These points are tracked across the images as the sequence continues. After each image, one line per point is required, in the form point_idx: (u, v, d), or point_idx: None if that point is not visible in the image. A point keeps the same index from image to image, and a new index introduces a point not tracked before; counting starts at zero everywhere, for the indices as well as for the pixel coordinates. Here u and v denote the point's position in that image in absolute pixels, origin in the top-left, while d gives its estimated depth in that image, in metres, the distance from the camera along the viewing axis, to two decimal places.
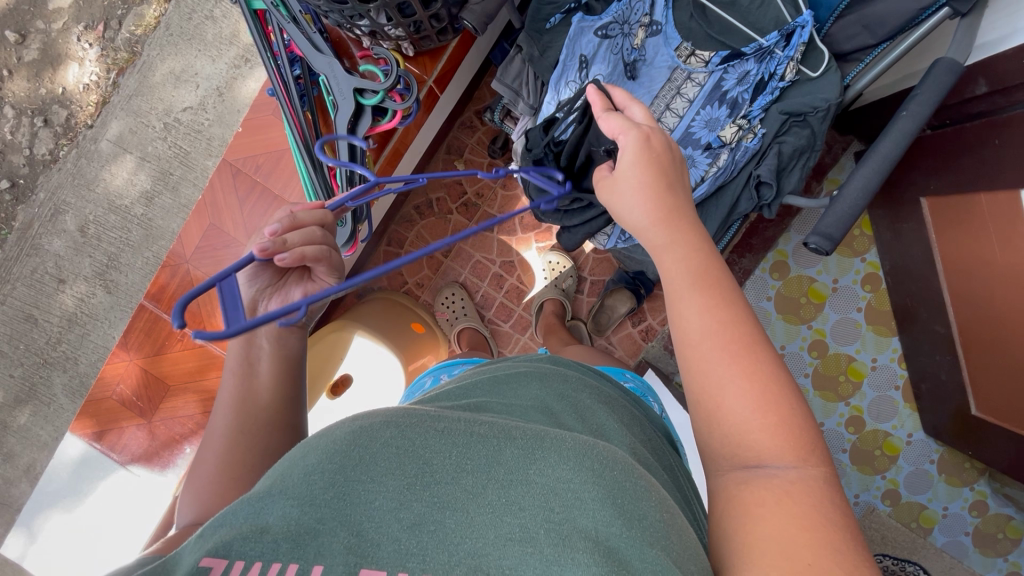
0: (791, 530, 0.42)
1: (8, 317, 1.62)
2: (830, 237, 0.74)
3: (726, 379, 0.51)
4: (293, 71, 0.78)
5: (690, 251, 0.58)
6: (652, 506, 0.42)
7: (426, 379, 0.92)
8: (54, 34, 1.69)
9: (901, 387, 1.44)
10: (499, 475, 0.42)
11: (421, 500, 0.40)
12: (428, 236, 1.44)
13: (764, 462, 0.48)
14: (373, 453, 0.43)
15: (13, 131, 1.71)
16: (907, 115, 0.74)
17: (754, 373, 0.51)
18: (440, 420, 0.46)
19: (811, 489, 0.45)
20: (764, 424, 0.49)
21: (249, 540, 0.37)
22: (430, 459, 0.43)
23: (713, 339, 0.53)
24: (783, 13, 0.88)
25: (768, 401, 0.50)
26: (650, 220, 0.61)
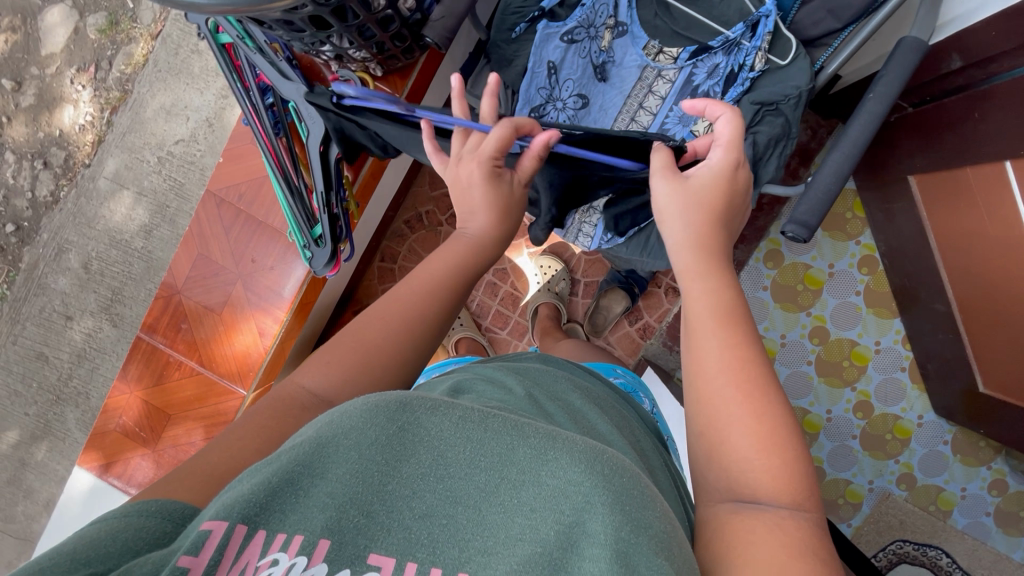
0: (781, 554, 0.43)
1: (20, 356, 1.67)
2: (806, 225, 0.74)
3: (734, 416, 0.51)
4: (264, 100, 0.80)
5: (710, 288, 0.59)
6: (657, 516, 0.41)
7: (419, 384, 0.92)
8: (49, 79, 1.74)
9: (907, 368, 1.41)
10: (511, 474, 0.42)
11: (433, 492, 0.41)
12: (421, 249, 1.45)
13: (758, 499, 0.48)
14: (388, 435, 0.43)
15: (15, 175, 1.76)
16: (874, 97, 0.73)
17: (762, 415, 0.51)
18: (455, 407, 0.45)
19: (803, 528, 0.46)
20: (765, 466, 0.49)
21: (262, 510, 0.39)
22: (445, 451, 0.43)
23: (731, 375, 0.53)
24: (746, 3, 0.89)
25: (774, 441, 0.50)
26: (689, 257, 0.61)
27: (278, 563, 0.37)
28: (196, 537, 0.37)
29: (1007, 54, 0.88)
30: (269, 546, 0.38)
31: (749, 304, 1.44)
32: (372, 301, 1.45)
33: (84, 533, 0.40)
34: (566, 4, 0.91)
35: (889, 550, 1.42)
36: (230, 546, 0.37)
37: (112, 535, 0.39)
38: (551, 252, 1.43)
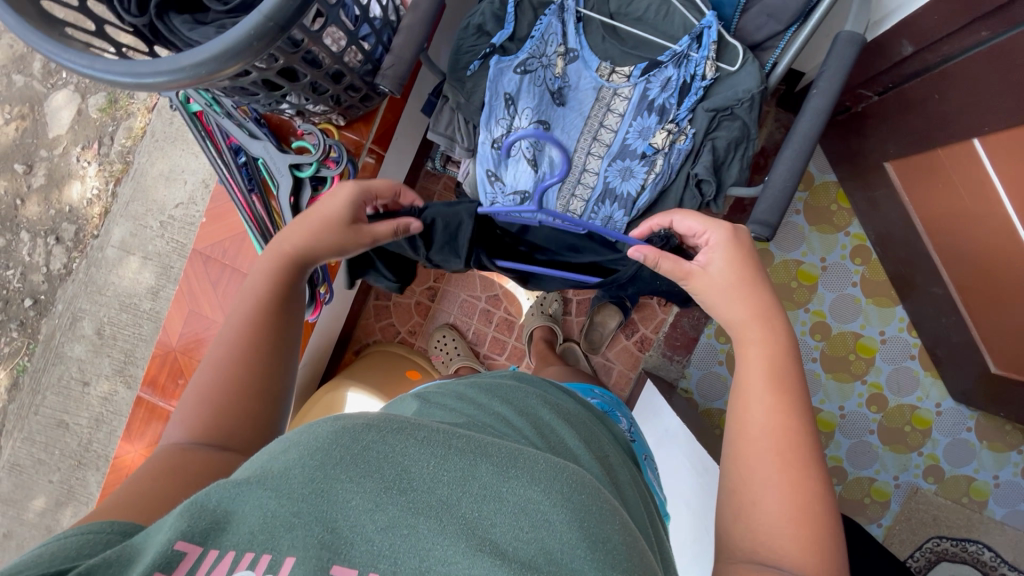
0: None
1: (42, 425, 1.73)
2: (768, 224, 0.74)
3: (773, 478, 0.51)
4: (237, 158, 0.85)
5: (766, 348, 0.59)
6: (616, 528, 0.42)
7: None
8: (57, 159, 1.85)
9: (917, 356, 1.37)
10: (474, 489, 0.42)
11: (396, 504, 0.40)
12: (413, 284, 1.48)
13: (779, 564, 0.48)
14: (352, 454, 0.42)
15: (30, 252, 1.85)
16: (819, 92, 0.74)
17: (797, 483, 0.51)
18: (420, 427, 0.45)
19: None
20: (794, 534, 0.49)
21: (215, 529, 0.38)
22: (408, 466, 0.42)
23: (773, 440, 0.53)
24: (688, 17, 0.90)
25: (806, 512, 0.50)
26: (744, 326, 0.62)
27: None
28: (168, 555, 0.35)
29: (956, 35, 0.89)
30: (238, 564, 0.36)
31: None
32: (370, 339, 1.48)
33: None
34: (516, 38, 0.93)
35: (927, 549, 1.35)
36: (200, 570, 0.35)
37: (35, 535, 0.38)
38: None
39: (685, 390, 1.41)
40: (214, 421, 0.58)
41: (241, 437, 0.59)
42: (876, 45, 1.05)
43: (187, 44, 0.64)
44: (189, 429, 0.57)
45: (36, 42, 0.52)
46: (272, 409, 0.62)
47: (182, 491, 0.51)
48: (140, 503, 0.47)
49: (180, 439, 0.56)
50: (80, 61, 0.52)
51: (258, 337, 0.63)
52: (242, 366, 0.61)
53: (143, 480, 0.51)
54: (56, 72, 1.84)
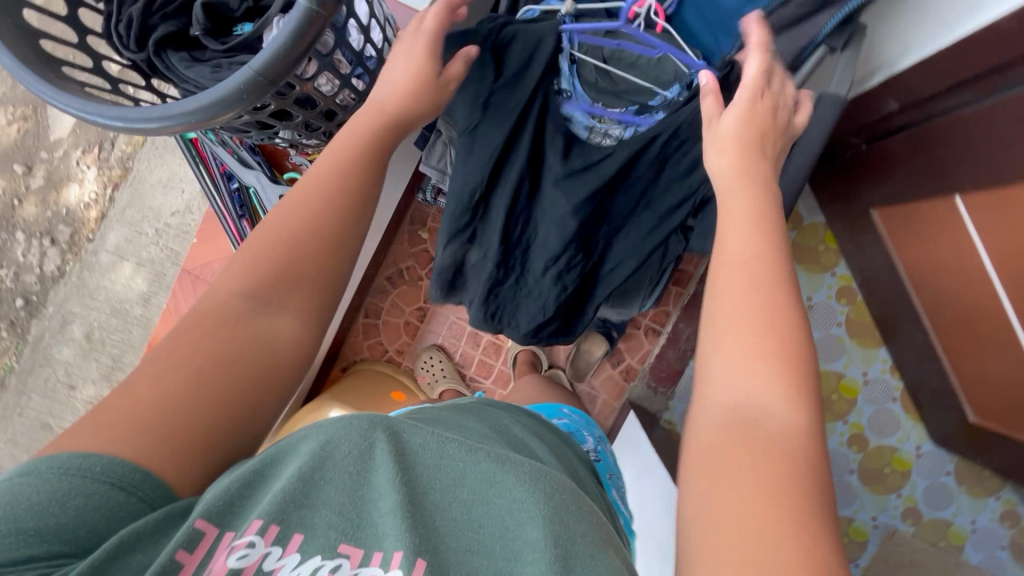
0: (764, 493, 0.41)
1: (26, 427, 1.73)
2: None
3: (742, 346, 0.48)
4: (230, 185, 0.86)
5: (753, 234, 0.54)
6: (589, 525, 0.46)
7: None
8: (56, 161, 1.86)
9: (899, 399, 1.39)
10: (464, 493, 0.46)
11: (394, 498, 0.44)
12: (403, 303, 1.49)
13: (767, 423, 0.44)
14: (357, 451, 0.46)
15: (25, 253, 1.86)
16: (801, 151, 0.75)
17: (782, 360, 0.47)
18: (417, 432, 0.49)
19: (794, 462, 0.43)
20: (777, 394, 0.46)
21: (229, 511, 0.43)
22: (407, 468, 0.47)
23: (745, 308, 0.49)
24: (679, 65, 0.90)
25: (792, 383, 0.46)
26: (752, 213, 0.55)
27: (254, 546, 0.41)
28: (191, 533, 0.41)
29: (940, 95, 0.91)
30: (248, 529, 0.42)
31: None
32: (357, 357, 1.49)
33: (21, 492, 0.41)
34: None
35: None
36: (218, 546, 0.41)
37: (60, 501, 0.41)
38: None
39: (668, 422, 1.43)
40: (276, 275, 0.57)
41: (297, 303, 0.59)
42: (865, 98, 1.07)
43: (183, 82, 0.65)
44: (246, 277, 0.57)
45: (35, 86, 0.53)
46: (330, 285, 0.61)
47: (222, 381, 0.52)
48: (167, 399, 0.49)
49: (236, 287, 0.56)
50: (75, 105, 0.53)
51: (311, 213, 0.60)
52: (301, 245, 0.59)
53: (185, 346, 0.52)
54: None
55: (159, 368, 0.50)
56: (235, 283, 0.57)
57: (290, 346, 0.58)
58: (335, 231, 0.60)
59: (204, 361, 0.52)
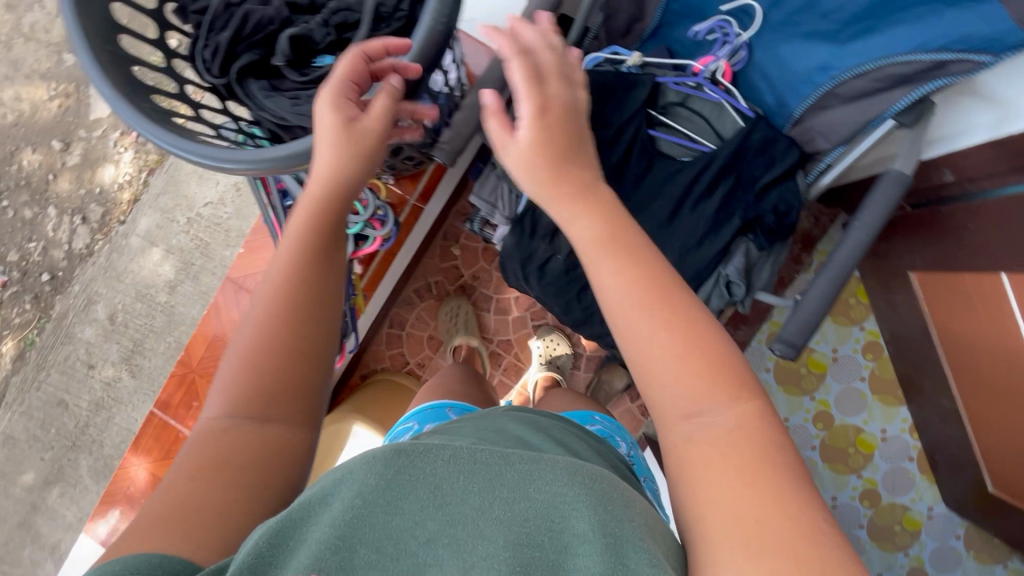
0: (731, 487, 0.43)
1: (42, 402, 1.74)
2: (794, 345, 0.75)
3: (655, 336, 0.49)
4: (284, 203, 0.88)
5: (620, 267, 0.52)
6: (635, 512, 0.45)
7: (408, 425, 1.04)
8: (94, 141, 1.87)
9: (915, 458, 1.39)
10: (504, 493, 0.44)
11: (433, 520, 0.42)
12: (429, 317, 1.50)
13: (702, 412, 0.47)
14: (385, 479, 0.43)
15: (55, 228, 1.87)
16: (860, 226, 0.75)
17: (686, 327, 0.49)
18: (445, 446, 0.46)
19: (744, 424, 0.46)
20: (691, 368, 0.48)
21: (260, 566, 0.39)
22: (441, 484, 0.44)
23: (640, 296, 0.50)
24: (739, 121, 0.90)
25: (703, 352, 0.49)
26: (601, 242, 0.53)
27: None
28: None
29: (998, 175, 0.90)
30: None
31: None
32: (377, 366, 1.49)
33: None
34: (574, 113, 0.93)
35: None
36: None
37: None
38: (555, 325, 1.45)
39: None
40: (257, 389, 0.56)
41: (285, 404, 0.57)
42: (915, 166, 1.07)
43: (260, 110, 0.66)
44: (230, 400, 0.56)
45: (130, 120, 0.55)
46: (320, 377, 0.59)
47: (228, 486, 0.51)
48: (179, 502, 0.48)
49: (222, 413, 0.55)
50: (166, 138, 0.55)
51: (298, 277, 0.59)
52: (289, 346, 0.57)
53: (197, 455, 0.52)
54: None
55: (165, 490, 0.50)
56: (218, 408, 0.56)
57: (291, 442, 0.57)
58: (340, 214, 0.60)
59: (199, 474, 0.51)
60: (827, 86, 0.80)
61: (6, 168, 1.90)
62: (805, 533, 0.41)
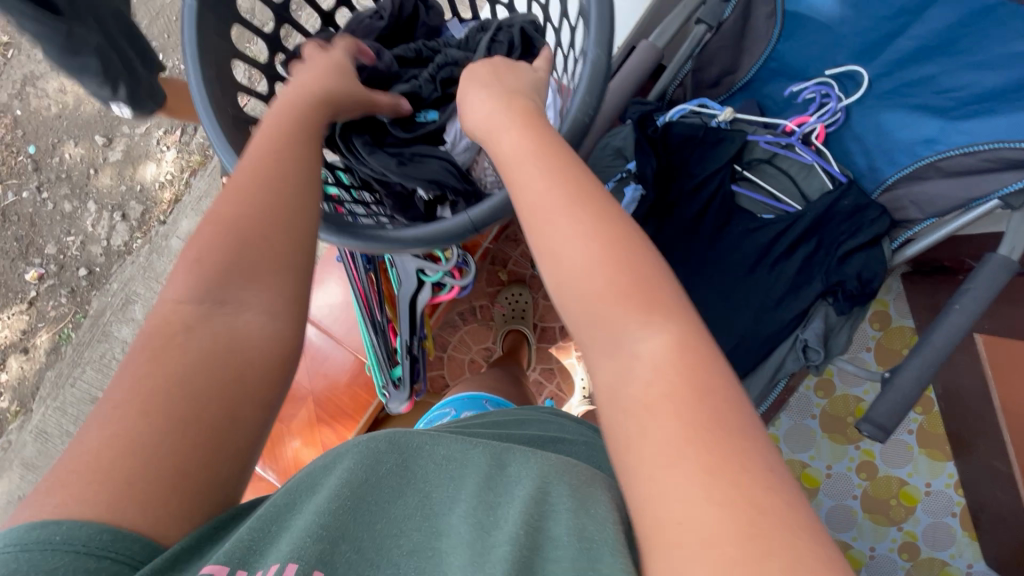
0: (674, 438, 0.33)
1: (75, 399, 1.73)
2: (884, 428, 0.74)
3: (575, 238, 0.41)
4: None
5: (550, 175, 0.44)
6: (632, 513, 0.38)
7: (450, 413, 1.01)
8: (138, 138, 1.85)
9: (958, 514, 1.35)
10: (489, 497, 0.40)
11: (418, 527, 0.39)
12: (471, 341, 1.48)
13: (639, 339, 0.37)
14: (376, 476, 0.43)
15: (94, 224, 1.85)
16: (960, 309, 0.73)
17: (616, 238, 0.40)
18: (439, 444, 0.47)
19: (681, 353, 0.36)
20: (621, 288, 0.39)
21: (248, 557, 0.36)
22: (430, 489, 0.43)
23: (568, 202, 0.42)
24: (826, 183, 0.89)
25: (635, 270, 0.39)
26: (605, 240, 0.41)
27: None
28: None
29: None
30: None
31: (795, 431, 1.40)
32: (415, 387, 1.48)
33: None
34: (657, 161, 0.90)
35: None
36: None
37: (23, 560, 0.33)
38: None
39: None
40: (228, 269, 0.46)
41: (264, 280, 0.47)
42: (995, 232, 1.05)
43: (361, 165, 0.66)
44: (195, 278, 0.46)
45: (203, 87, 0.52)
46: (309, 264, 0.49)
47: (188, 434, 0.40)
48: (120, 437, 0.38)
49: (185, 293, 0.45)
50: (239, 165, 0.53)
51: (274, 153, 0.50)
52: (271, 226, 0.48)
53: (141, 380, 0.41)
54: None
55: (100, 427, 0.39)
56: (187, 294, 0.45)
57: (271, 340, 0.46)
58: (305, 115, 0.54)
59: (142, 412, 0.40)
60: (930, 159, 0.78)
61: (47, 160, 1.87)
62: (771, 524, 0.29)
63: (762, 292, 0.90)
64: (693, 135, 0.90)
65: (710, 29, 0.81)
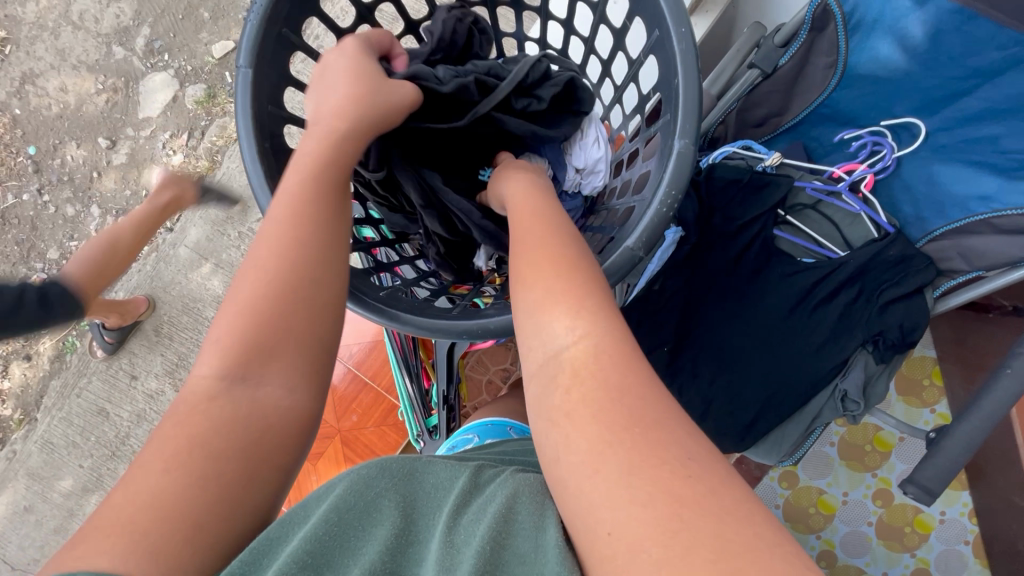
0: (604, 449, 0.36)
1: (81, 409, 1.68)
2: (929, 490, 0.74)
3: (545, 291, 0.45)
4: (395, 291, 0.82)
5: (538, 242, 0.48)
6: None
7: (468, 437, 0.86)
8: (142, 141, 1.72)
9: (971, 543, 1.35)
10: (467, 519, 0.41)
11: (396, 551, 0.40)
12: (488, 361, 1.46)
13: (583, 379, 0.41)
14: (363, 502, 0.43)
15: (97, 228, 1.72)
16: (1012, 372, 0.71)
17: (570, 284, 0.44)
18: (429, 471, 0.47)
19: (613, 375, 0.39)
20: (579, 334, 0.41)
21: None
22: (416, 517, 0.43)
23: (544, 254, 0.47)
24: (869, 232, 0.87)
25: (594, 314, 0.42)
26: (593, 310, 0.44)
27: None
28: None
29: None
30: None
31: (813, 457, 1.41)
32: None
33: None
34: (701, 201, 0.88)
35: None
36: None
37: None
38: None
39: None
40: (248, 353, 0.47)
41: (292, 354, 0.48)
42: None
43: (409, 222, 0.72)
44: (225, 353, 0.47)
45: (247, 155, 0.53)
46: (330, 332, 0.50)
47: (218, 498, 0.42)
48: (152, 507, 0.40)
49: (216, 369, 0.46)
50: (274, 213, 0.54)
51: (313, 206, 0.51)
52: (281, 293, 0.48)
53: (167, 446, 0.43)
54: (158, 53, 1.73)
55: (135, 488, 0.41)
56: (209, 373, 0.46)
57: (293, 410, 0.47)
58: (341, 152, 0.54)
59: (178, 477, 0.41)
60: (982, 217, 0.76)
61: (47, 162, 1.74)
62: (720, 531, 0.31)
63: (802, 340, 0.88)
64: (739, 179, 0.87)
65: (762, 75, 0.82)
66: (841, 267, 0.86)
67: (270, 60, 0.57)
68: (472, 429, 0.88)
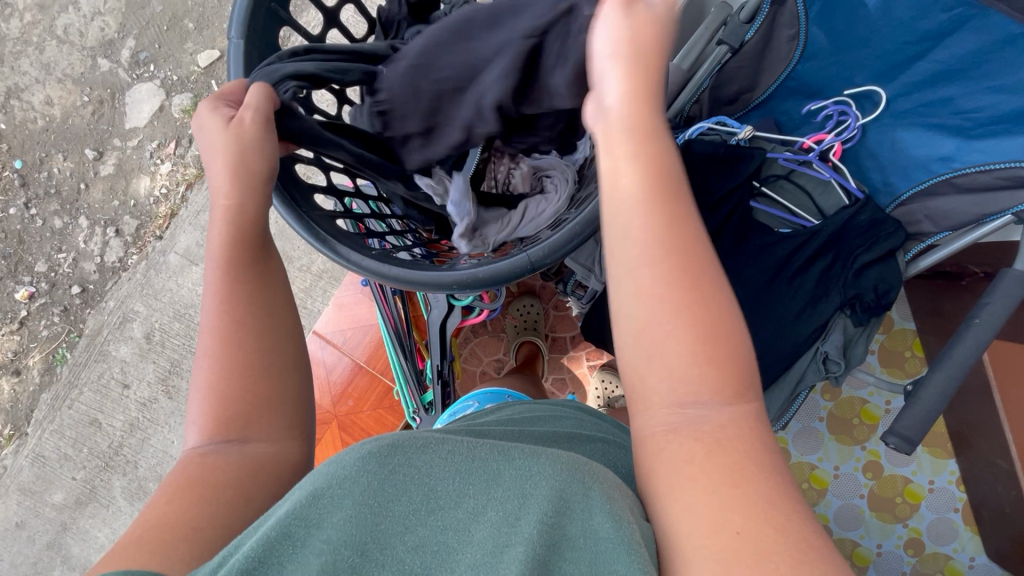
0: (716, 483, 0.42)
1: (73, 421, 1.66)
2: (908, 440, 0.76)
3: (647, 306, 0.48)
4: None
5: (645, 232, 0.49)
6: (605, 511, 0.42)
7: (469, 404, 0.89)
8: (129, 151, 1.73)
9: (960, 510, 1.37)
10: (498, 493, 0.44)
11: (423, 525, 0.42)
12: (482, 353, 1.47)
13: (694, 404, 0.46)
14: (380, 480, 0.43)
15: (86, 239, 1.73)
16: (980, 323, 0.75)
17: (680, 303, 0.48)
18: (445, 442, 0.48)
19: (741, 425, 0.45)
20: (699, 363, 0.47)
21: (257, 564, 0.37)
22: (435, 485, 0.45)
23: (649, 252, 0.49)
24: (841, 198, 0.91)
25: (707, 345, 0.47)
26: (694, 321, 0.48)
27: None
28: None
29: None
30: None
31: (801, 433, 1.44)
32: None
33: None
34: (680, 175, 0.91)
35: None
36: None
37: None
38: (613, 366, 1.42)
39: None
40: (231, 412, 0.52)
41: (266, 422, 0.53)
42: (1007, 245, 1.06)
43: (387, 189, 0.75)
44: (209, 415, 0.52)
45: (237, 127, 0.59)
46: (301, 393, 0.56)
47: (219, 510, 0.48)
48: (159, 525, 0.45)
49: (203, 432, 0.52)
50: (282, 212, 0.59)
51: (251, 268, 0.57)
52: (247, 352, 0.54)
53: (172, 485, 0.49)
54: (143, 64, 1.74)
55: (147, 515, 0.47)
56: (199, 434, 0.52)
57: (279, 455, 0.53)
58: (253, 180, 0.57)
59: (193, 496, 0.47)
60: (946, 176, 0.80)
61: (34, 175, 1.74)
62: (797, 548, 0.40)
63: (782, 305, 0.91)
64: (716, 151, 0.90)
65: (730, 50, 0.82)
66: (814, 234, 0.89)
67: (257, 33, 0.63)
68: (474, 398, 0.90)
